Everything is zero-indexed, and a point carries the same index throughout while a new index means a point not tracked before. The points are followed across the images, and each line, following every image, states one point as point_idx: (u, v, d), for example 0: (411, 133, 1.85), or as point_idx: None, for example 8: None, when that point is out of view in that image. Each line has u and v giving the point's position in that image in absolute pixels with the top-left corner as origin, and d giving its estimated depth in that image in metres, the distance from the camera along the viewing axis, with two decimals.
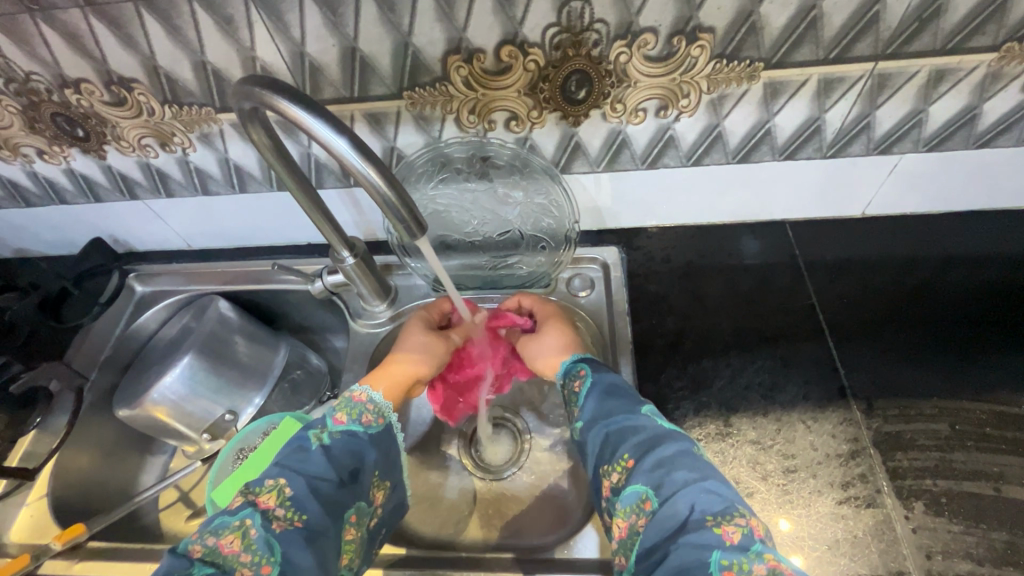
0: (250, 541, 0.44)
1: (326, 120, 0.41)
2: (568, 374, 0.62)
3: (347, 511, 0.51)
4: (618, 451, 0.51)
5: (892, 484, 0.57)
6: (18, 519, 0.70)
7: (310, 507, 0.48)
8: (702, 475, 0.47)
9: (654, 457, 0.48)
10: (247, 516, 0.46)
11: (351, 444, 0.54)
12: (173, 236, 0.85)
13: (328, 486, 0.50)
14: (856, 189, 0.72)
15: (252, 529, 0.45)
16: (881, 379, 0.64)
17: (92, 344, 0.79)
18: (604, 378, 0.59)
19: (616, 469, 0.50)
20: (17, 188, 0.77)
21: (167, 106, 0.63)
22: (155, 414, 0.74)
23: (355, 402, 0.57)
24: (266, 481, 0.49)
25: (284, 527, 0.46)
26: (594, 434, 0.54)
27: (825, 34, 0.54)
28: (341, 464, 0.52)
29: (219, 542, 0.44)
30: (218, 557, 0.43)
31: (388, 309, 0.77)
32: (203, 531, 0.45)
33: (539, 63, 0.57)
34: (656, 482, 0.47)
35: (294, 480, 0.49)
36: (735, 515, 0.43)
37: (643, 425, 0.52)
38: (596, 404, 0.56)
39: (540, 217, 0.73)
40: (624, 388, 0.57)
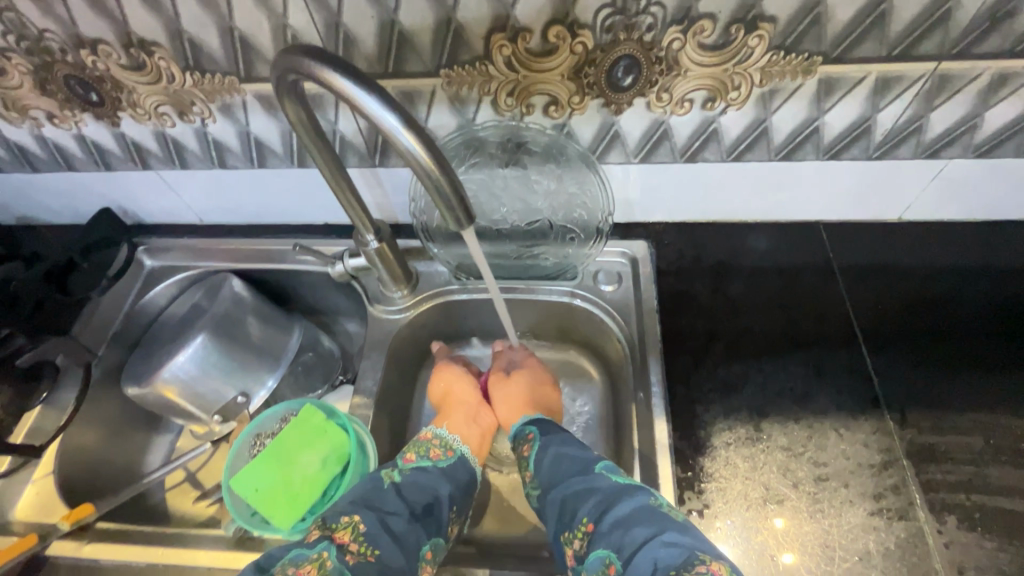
0: (327, 571, 0.43)
1: (377, 94, 0.38)
2: (518, 437, 0.63)
3: (420, 548, 0.50)
4: (577, 516, 0.50)
5: (925, 497, 0.56)
6: (24, 496, 0.66)
7: (381, 541, 0.48)
8: (661, 528, 0.45)
9: (612, 518, 0.48)
10: (324, 549, 0.45)
11: (424, 479, 0.55)
12: (184, 209, 0.82)
13: (398, 520, 0.50)
14: (897, 193, 0.70)
15: (328, 561, 0.44)
16: (914, 391, 0.62)
17: (99, 320, 0.77)
18: (561, 440, 0.59)
19: (578, 536, 0.49)
20: (25, 153, 0.73)
21: (189, 73, 0.59)
22: (165, 393, 0.72)
23: (422, 441, 0.61)
24: (342, 517, 0.49)
25: (358, 560, 0.46)
26: (553, 501, 0.53)
27: (891, 30, 0.51)
28: (415, 500, 0.53)
29: (297, 571, 0.43)
30: None
31: (407, 296, 0.75)
32: (284, 562, 0.44)
33: (587, 46, 0.54)
34: (617, 544, 0.46)
35: (368, 516, 0.49)
36: (695, 562, 0.42)
37: (599, 485, 0.51)
38: (549, 470, 0.56)
39: (570, 207, 0.71)
40: (577, 451, 0.56)
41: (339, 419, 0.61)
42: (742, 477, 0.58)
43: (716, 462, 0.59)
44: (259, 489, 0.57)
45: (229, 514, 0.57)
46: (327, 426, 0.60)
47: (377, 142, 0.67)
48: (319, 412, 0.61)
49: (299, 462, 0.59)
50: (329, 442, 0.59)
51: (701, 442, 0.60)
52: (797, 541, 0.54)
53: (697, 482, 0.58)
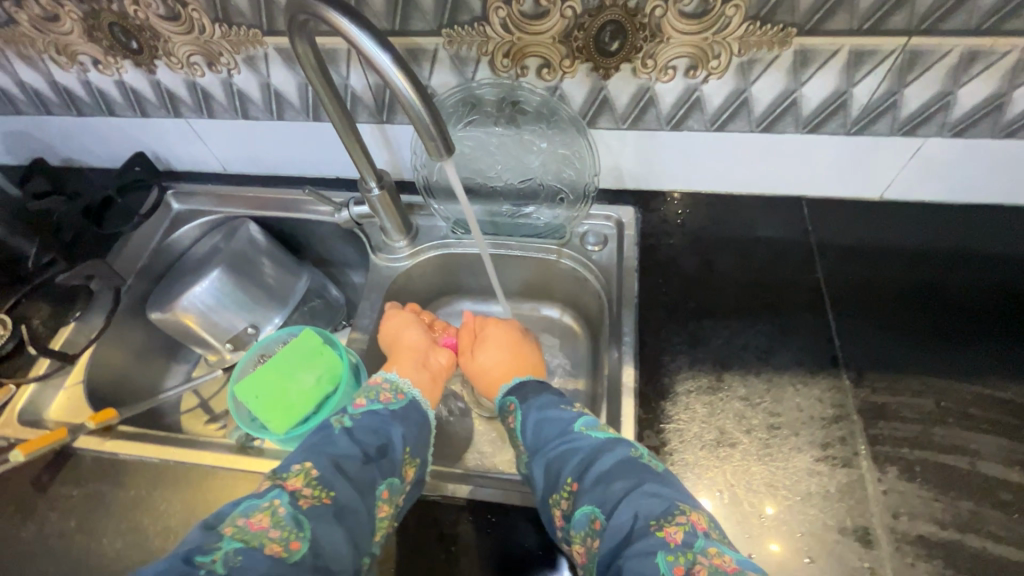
0: (279, 517, 0.45)
1: (370, 33, 0.43)
2: (502, 409, 0.65)
3: (373, 488, 0.52)
4: (563, 477, 0.52)
5: (869, 448, 0.59)
6: (56, 400, 0.73)
7: (337, 484, 0.50)
8: (640, 481, 0.49)
9: (596, 475, 0.50)
10: (276, 497, 0.47)
11: (374, 420, 0.57)
12: (210, 158, 0.89)
13: (353, 464, 0.52)
14: (876, 170, 0.73)
15: (281, 506, 0.46)
16: (874, 354, 0.66)
17: (130, 252, 0.85)
18: (538, 402, 0.61)
19: (565, 495, 0.51)
20: (71, 97, 0.81)
21: (218, 25, 0.66)
22: (184, 320, 0.79)
23: (372, 386, 0.62)
24: (293, 466, 0.51)
25: (312, 502, 0.48)
26: (541, 463, 0.55)
27: (860, 3, 0.54)
28: (366, 442, 0.55)
29: (248, 521, 0.45)
30: (246, 533, 0.44)
31: (407, 245, 0.80)
32: (233, 515, 0.46)
33: (576, 10, 0.58)
34: (600, 498, 0.48)
35: (319, 460, 0.51)
36: (674, 514, 0.45)
37: (581, 445, 0.54)
38: (534, 433, 0.58)
39: (561, 167, 0.75)
40: (557, 412, 0.58)
41: (336, 346, 0.68)
42: (698, 421, 0.62)
43: (676, 406, 0.63)
44: (259, 396, 0.63)
45: (233, 417, 0.64)
46: (324, 349, 0.67)
47: (384, 98, 0.73)
48: (318, 337, 0.68)
49: (296, 378, 0.65)
50: (325, 362, 0.66)
51: (665, 388, 0.65)
52: (744, 479, 0.59)
53: (656, 422, 0.63)
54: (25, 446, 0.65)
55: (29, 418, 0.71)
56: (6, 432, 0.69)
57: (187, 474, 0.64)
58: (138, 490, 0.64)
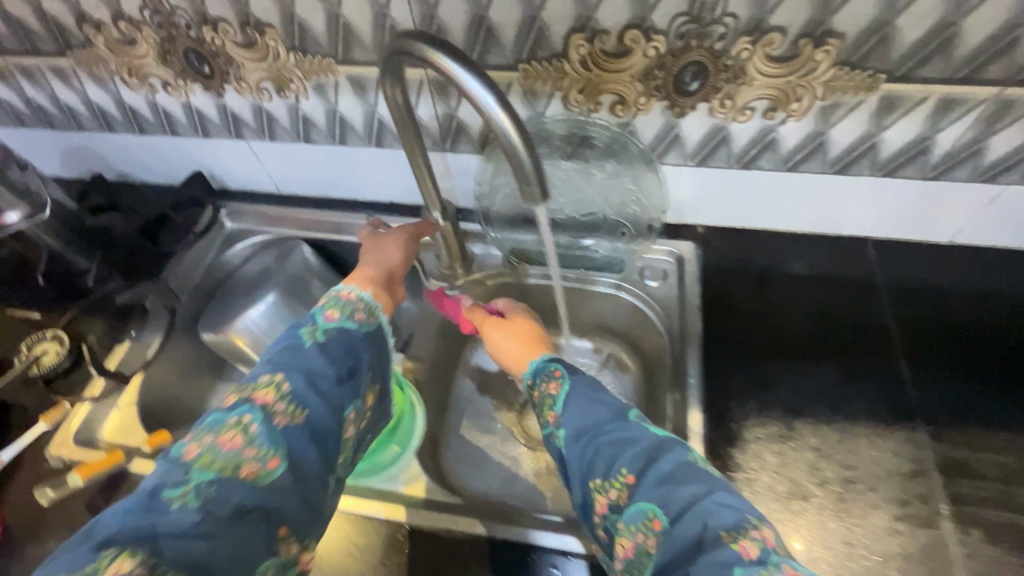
0: (253, 436, 0.42)
1: (476, 75, 0.42)
2: (538, 374, 0.55)
3: (339, 410, 0.48)
4: (614, 465, 0.44)
5: (951, 508, 0.57)
6: (110, 420, 0.73)
7: (312, 401, 0.46)
8: (710, 485, 0.41)
9: (658, 472, 0.42)
10: (246, 413, 0.43)
11: (346, 340, 0.51)
12: (264, 178, 0.89)
13: (327, 381, 0.47)
14: (949, 214, 0.71)
15: (252, 425, 0.42)
16: (951, 406, 0.64)
17: (184, 270, 0.85)
18: (584, 378, 0.53)
19: (615, 486, 0.44)
20: (136, 116, 0.82)
21: (293, 53, 0.66)
22: (235, 341, 0.79)
23: (344, 300, 0.54)
24: (263, 376, 0.46)
25: (285, 421, 0.44)
26: (583, 447, 0.47)
27: (957, 53, 0.53)
28: (338, 361, 0.49)
29: (219, 438, 0.42)
30: (218, 455, 0.41)
31: (461, 276, 0.79)
32: (199, 433, 0.42)
33: (659, 51, 0.58)
34: (663, 497, 0.40)
35: (292, 375, 0.46)
36: (750, 527, 0.37)
37: (634, 433, 0.46)
38: (577, 412, 0.49)
39: (625, 203, 0.74)
40: (607, 395, 0.50)
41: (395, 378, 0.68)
42: (770, 471, 0.60)
43: (746, 454, 0.61)
44: None
45: None
46: None
47: (451, 128, 0.72)
48: None
49: None
50: None
51: (733, 434, 0.63)
52: (820, 536, 0.56)
53: (725, 470, 0.61)
54: (82, 469, 0.65)
55: (83, 438, 0.70)
56: (63, 452, 0.69)
57: None
58: None
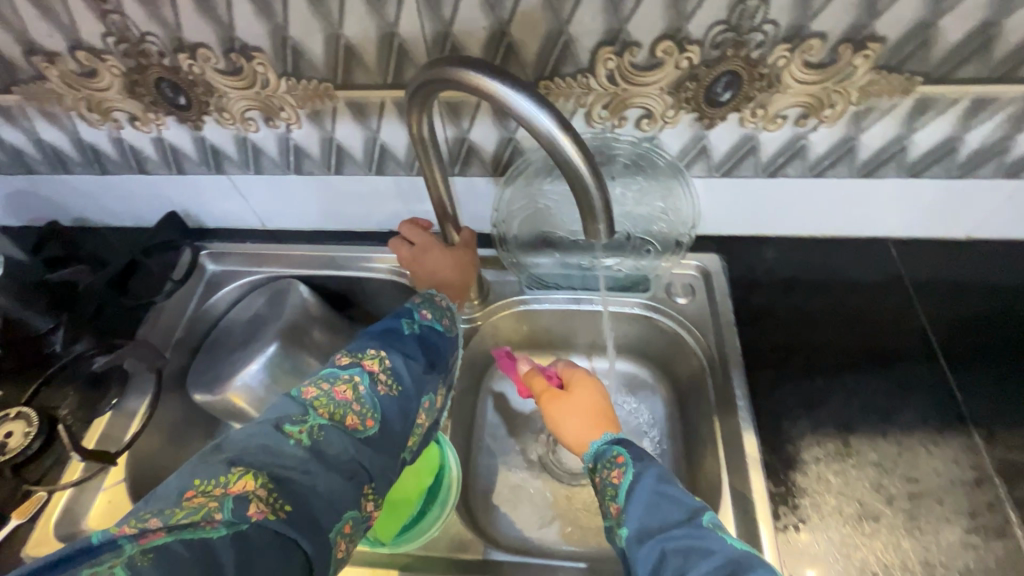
0: (360, 395, 0.46)
1: (534, 98, 0.38)
2: (599, 459, 0.51)
3: (423, 395, 0.51)
4: None
5: (1020, 514, 0.56)
6: (95, 505, 0.63)
7: (405, 380, 0.49)
8: None
9: None
10: (355, 373, 0.47)
11: (438, 337, 0.56)
12: (248, 214, 0.81)
13: (417, 365, 0.51)
14: (970, 210, 0.71)
15: (361, 385, 0.46)
16: (1000, 406, 0.62)
17: (165, 323, 0.76)
18: (651, 465, 0.48)
19: None
20: (97, 155, 0.72)
21: (285, 79, 0.59)
22: (232, 400, 0.70)
23: (438, 304, 0.59)
24: (369, 349, 0.50)
25: (385, 391, 0.47)
26: (648, 553, 0.42)
27: (995, 53, 0.52)
28: (426, 352, 0.54)
29: (333, 388, 0.45)
30: (331, 401, 0.44)
31: (477, 306, 0.73)
32: (318, 380, 0.46)
33: (693, 62, 0.54)
34: None
35: (393, 353, 0.51)
36: None
37: (711, 546, 0.41)
38: (644, 510, 0.45)
39: (650, 223, 0.71)
40: (677, 492, 0.46)
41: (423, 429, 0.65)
42: (836, 493, 0.58)
43: (808, 477, 0.59)
44: None
45: None
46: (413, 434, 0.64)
47: (461, 151, 0.67)
48: None
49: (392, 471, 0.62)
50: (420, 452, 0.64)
51: (791, 456, 0.60)
52: (898, 559, 0.54)
53: (790, 497, 0.58)
54: None
55: (66, 533, 0.61)
56: (44, 552, 0.59)
57: None
58: None
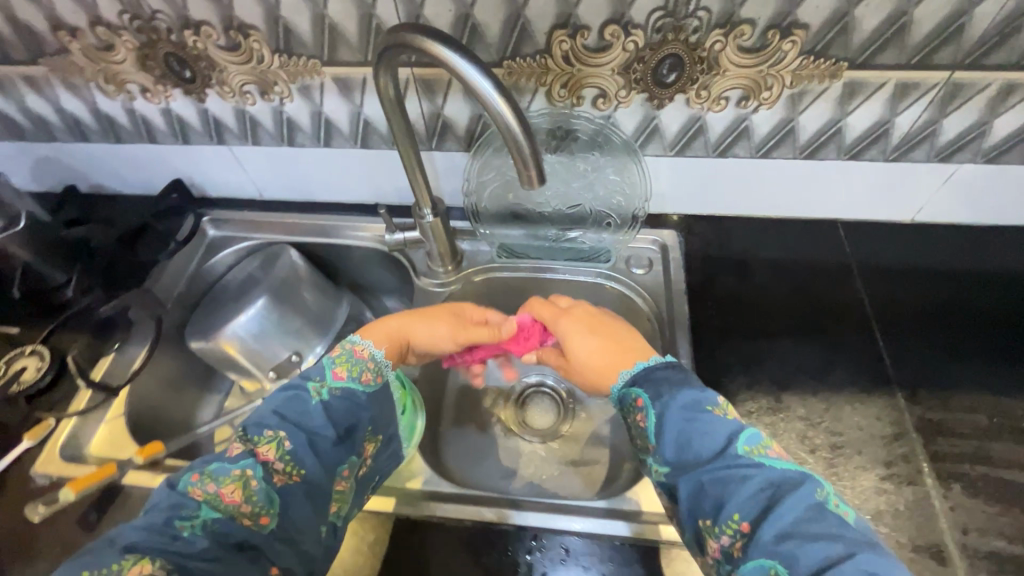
0: (251, 493, 0.47)
1: (471, 62, 0.44)
2: (623, 401, 0.56)
3: (336, 469, 0.52)
4: (725, 511, 0.44)
5: (932, 465, 0.60)
6: (97, 434, 0.70)
7: (308, 462, 0.50)
8: (845, 546, 0.39)
9: (776, 525, 0.42)
10: (248, 467, 0.48)
11: (347, 402, 0.54)
12: (247, 184, 0.88)
13: (325, 441, 0.51)
14: (911, 194, 0.76)
15: (252, 480, 0.47)
16: (925, 372, 0.67)
17: (167, 280, 0.83)
18: (672, 396, 0.52)
19: (728, 533, 0.44)
20: (112, 124, 0.80)
21: (277, 56, 0.67)
22: (225, 348, 0.78)
23: (358, 357, 0.58)
24: (266, 431, 0.50)
25: (284, 480, 0.48)
26: (689, 487, 0.48)
27: (911, 40, 0.57)
28: (338, 421, 0.53)
29: (221, 491, 0.46)
30: (221, 503, 0.46)
31: (451, 272, 0.80)
32: (205, 476, 0.47)
33: (638, 44, 0.60)
34: (787, 556, 0.40)
35: (293, 434, 0.50)
36: None
37: (745, 475, 0.45)
38: (675, 443, 0.50)
39: (611, 195, 0.76)
40: (702, 421, 0.50)
41: None
42: None
43: None
44: None
45: None
46: None
47: (437, 126, 0.74)
48: None
49: None
50: None
51: None
52: None
53: None
54: (75, 483, 0.62)
55: (69, 454, 0.67)
56: (49, 470, 0.66)
57: None
58: None
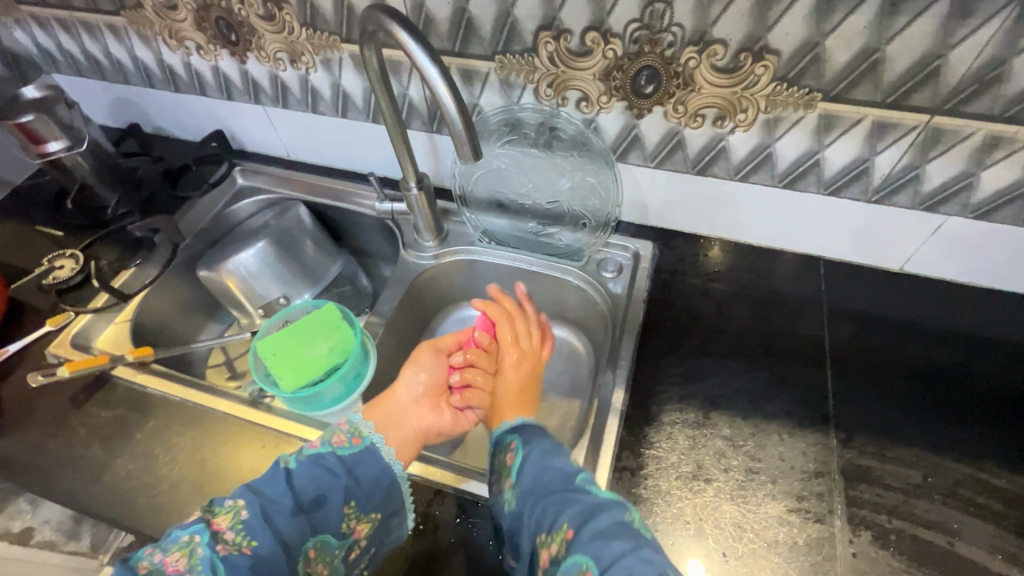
0: (194, 561, 0.47)
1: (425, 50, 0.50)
2: (499, 445, 0.60)
3: (301, 539, 0.50)
4: (558, 520, 0.49)
5: (846, 509, 0.59)
6: (106, 331, 0.81)
7: (258, 531, 0.49)
8: (636, 543, 0.45)
9: (592, 528, 0.47)
10: (196, 533, 0.49)
11: (317, 467, 0.53)
12: (277, 143, 0.99)
13: (281, 510, 0.50)
14: (897, 242, 0.74)
15: (197, 548, 0.47)
16: (867, 419, 0.65)
17: (193, 216, 0.93)
18: (538, 441, 0.58)
19: (555, 541, 0.48)
20: (172, 74, 0.93)
21: (305, 29, 0.76)
22: (226, 281, 0.87)
23: (334, 427, 0.58)
24: (227, 501, 0.51)
25: (229, 551, 0.48)
26: (535, 506, 0.51)
27: (884, 78, 0.57)
28: (303, 491, 0.52)
29: (165, 559, 0.47)
30: (162, 574, 0.46)
31: (435, 247, 0.85)
32: (155, 548, 0.48)
33: (617, 53, 0.64)
34: (597, 552, 0.45)
35: (251, 503, 0.50)
36: None
37: (577, 497, 0.50)
38: (528, 474, 0.54)
39: (587, 197, 0.80)
40: (557, 460, 0.55)
41: (353, 323, 0.73)
42: (679, 452, 0.64)
43: (659, 435, 0.65)
44: (276, 355, 0.69)
45: (251, 370, 0.71)
46: (341, 323, 0.72)
47: (436, 110, 0.80)
48: (338, 312, 0.74)
49: (311, 345, 0.70)
50: (339, 335, 0.71)
51: (652, 415, 0.67)
52: (714, 517, 0.59)
53: (637, 446, 0.64)
54: (72, 364, 0.73)
55: (79, 342, 0.79)
56: (60, 351, 0.78)
57: (202, 415, 0.71)
58: (157, 421, 0.70)
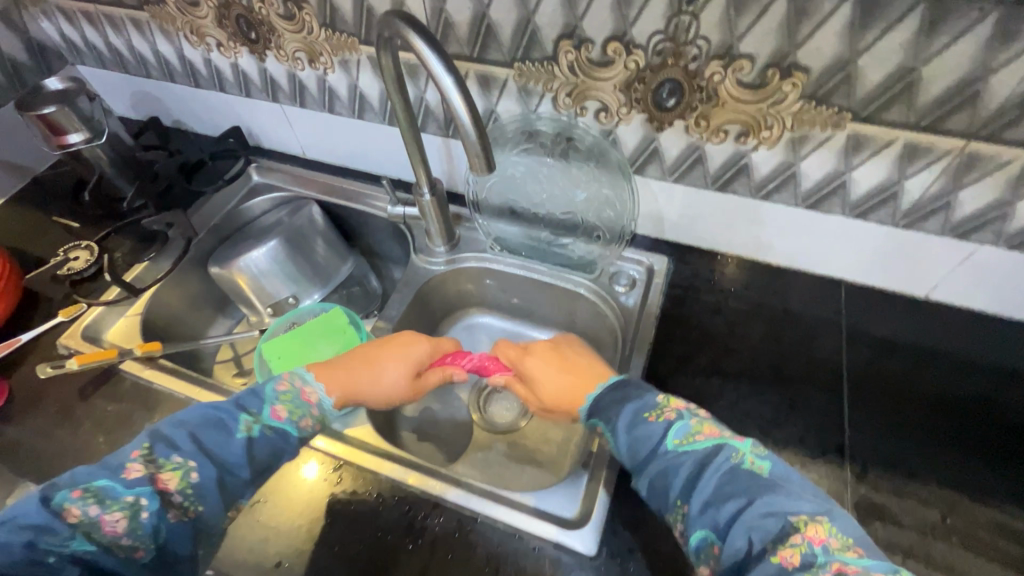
0: (137, 525, 0.45)
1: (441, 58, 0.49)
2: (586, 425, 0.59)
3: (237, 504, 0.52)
4: (671, 496, 0.47)
5: None
6: (116, 324, 0.82)
7: (209, 498, 0.49)
8: (750, 496, 0.43)
9: (701, 496, 0.45)
10: (143, 495, 0.46)
11: (280, 443, 0.54)
12: (293, 141, 0.99)
13: (236, 480, 0.51)
14: (923, 268, 0.71)
15: (143, 512, 0.46)
16: (884, 453, 0.63)
17: (207, 212, 0.93)
18: (626, 408, 0.54)
19: (677, 517, 0.46)
20: (193, 70, 0.93)
21: (324, 30, 0.75)
22: (237, 279, 0.86)
23: (303, 402, 0.58)
24: (176, 456, 0.49)
25: (178, 516, 0.48)
26: (642, 482, 0.50)
27: (919, 99, 0.55)
28: (259, 461, 0.53)
29: (104, 518, 0.45)
30: (98, 533, 0.44)
31: (446, 253, 0.84)
32: (88, 494, 0.45)
33: (639, 64, 0.62)
34: (710, 522, 0.43)
35: (203, 466, 0.49)
36: (790, 532, 0.40)
37: (675, 463, 0.48)
38: (627, 446, 0.52)
39: (603, 208, 0.78)
40: (646, 425, 0.52)
41: (358, 327, 0.74)
42: None
43: None
44: (280, 357, 0.70)
45: (255, 372, 0.71)
46: (347, 327, 0.73)
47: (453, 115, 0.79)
48: (344, 316, 0.74)
49: (316, 349, 0.71)
50: (344, 339, 0.72)
51: None
52: None
53: None
54: (81, 356, 0.74)
55: (89, 334, 0.80)
56: (70, 342, 0.79)
57: None
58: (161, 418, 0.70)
